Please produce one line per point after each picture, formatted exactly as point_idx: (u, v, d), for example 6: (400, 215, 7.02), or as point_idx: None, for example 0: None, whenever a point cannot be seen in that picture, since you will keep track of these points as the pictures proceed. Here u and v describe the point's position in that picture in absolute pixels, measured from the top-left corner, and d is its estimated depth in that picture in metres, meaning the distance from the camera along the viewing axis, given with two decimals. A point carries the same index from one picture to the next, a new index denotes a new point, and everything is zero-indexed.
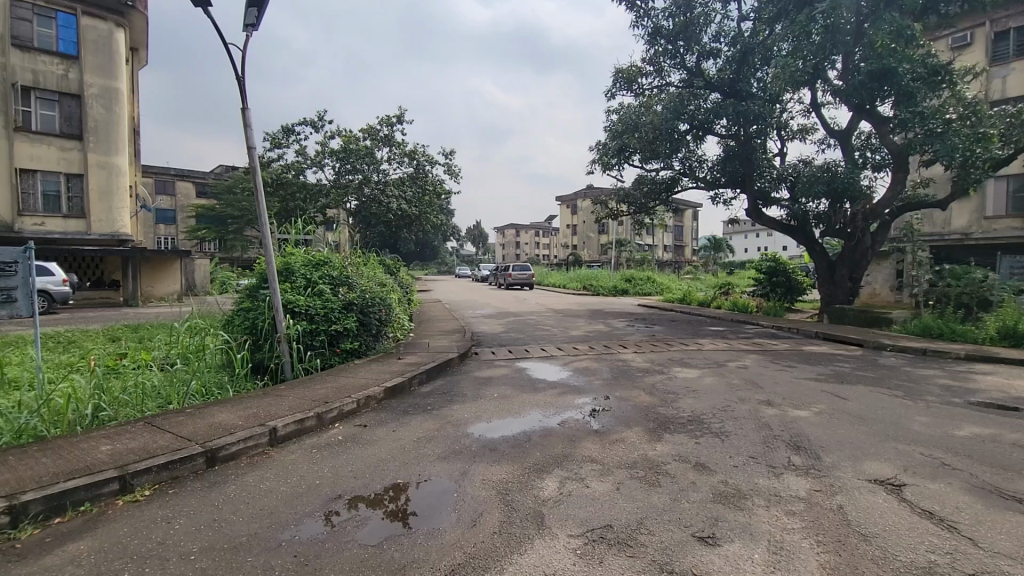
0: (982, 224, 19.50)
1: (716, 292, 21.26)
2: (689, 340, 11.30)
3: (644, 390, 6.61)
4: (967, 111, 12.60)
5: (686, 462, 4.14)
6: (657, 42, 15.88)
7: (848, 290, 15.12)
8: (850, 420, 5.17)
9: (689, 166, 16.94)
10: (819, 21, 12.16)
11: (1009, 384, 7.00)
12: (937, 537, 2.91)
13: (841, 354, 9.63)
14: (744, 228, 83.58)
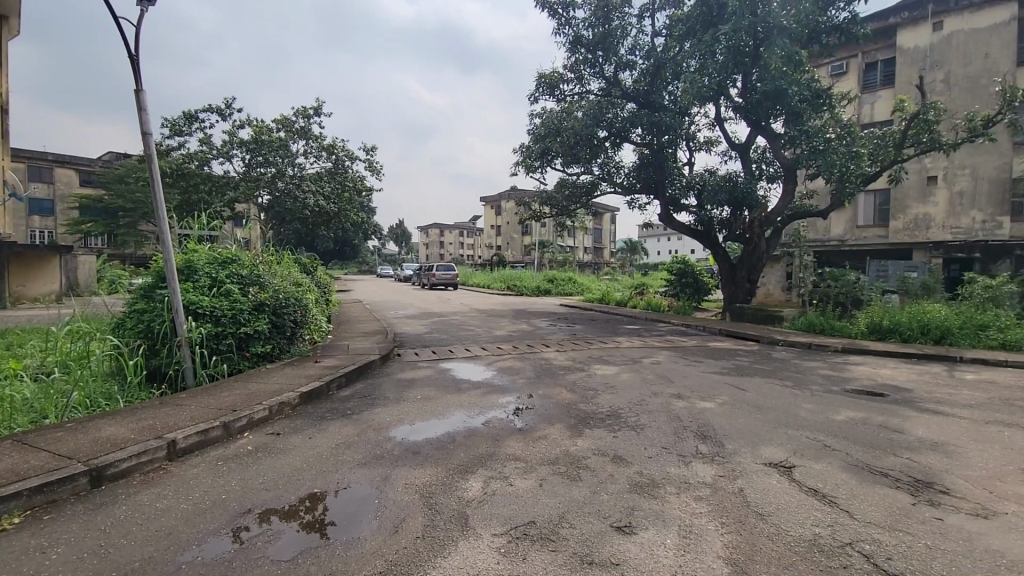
0: (855, 232, 22.21)
1: (632, 292, 22.37)
2: (608, 338, 11.80)
3: (566, 388, 6.81)
4: (843, 132, 14.22)
5: (605, 456, 4.31)
6: (577, 50, 16.41)
7: (747, 290, 16.52)
8: (748, 409, 5.66)
9: (607, 171, 17.66)
10: (722, 42, 13.17)
11: (876, 372, 7.99)
12: (821, 512, 3.26)
13: (741, 349, 10.50)
14: (658, 232, 88.53)
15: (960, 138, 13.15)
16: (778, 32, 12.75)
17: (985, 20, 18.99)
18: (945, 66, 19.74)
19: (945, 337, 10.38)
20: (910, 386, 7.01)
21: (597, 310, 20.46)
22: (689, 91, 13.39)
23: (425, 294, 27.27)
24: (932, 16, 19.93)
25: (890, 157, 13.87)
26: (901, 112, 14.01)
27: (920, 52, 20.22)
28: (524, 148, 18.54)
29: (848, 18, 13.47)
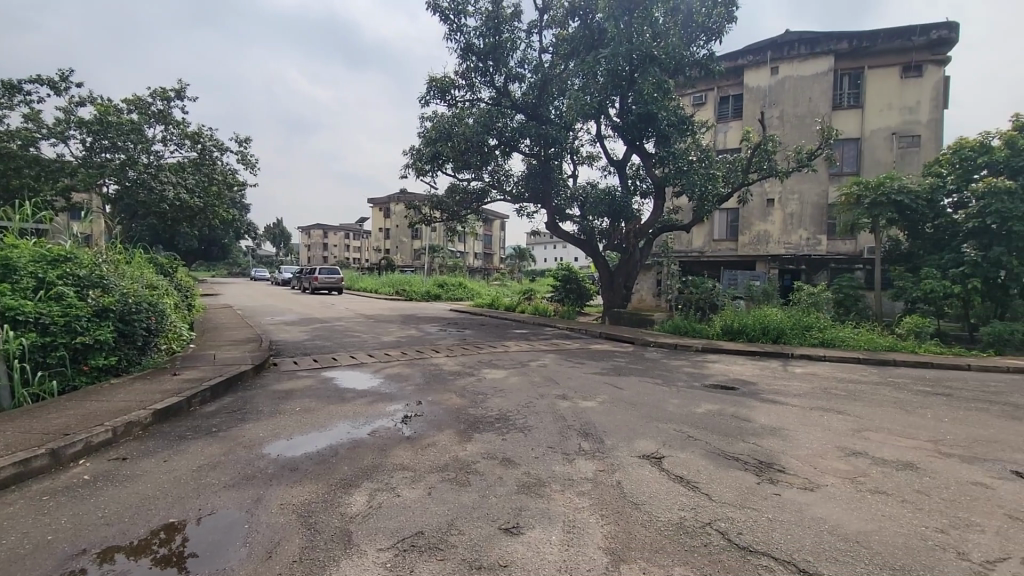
0: (711, 245, 25.04)
1: (519, 297, 22.96)
2: (496, 342, 12.01)
3: (455, 393, 6.79)
4: (703, 156, 15.98)
5: (494, 459, 4.38)
6: (468, 57, 16.57)
7: (623, 296, 17.80)
8: (625, 407, 6.10)
9: (496, 179, 18.00)
10: (602, 65, 14.13)
11: (729, 369, 9.07)
12: (685, 497, 3.61)
13: (618, 351, 11.30)
14: (543, 240, 92.05)
15: (792, 167, 15.42)
16: (650, 61, 13.99)
17: (809, 69, 22.57)
18: (780, 106, 23.10)
19: (781, 336, 12.05)
20: (755, 380, 8.06)
21: (486, 315, 20.70)
22: (573, 108, 14.15)
23: (305, 299, 25.54)
24: (771, 61, 23.24)
25: (740, 180, 15.84)
26: (748, 142, 16.07)
27: (762, 91, 23.45)
28: (414, 151, 18.24)
29: (707, 55, 15.18)
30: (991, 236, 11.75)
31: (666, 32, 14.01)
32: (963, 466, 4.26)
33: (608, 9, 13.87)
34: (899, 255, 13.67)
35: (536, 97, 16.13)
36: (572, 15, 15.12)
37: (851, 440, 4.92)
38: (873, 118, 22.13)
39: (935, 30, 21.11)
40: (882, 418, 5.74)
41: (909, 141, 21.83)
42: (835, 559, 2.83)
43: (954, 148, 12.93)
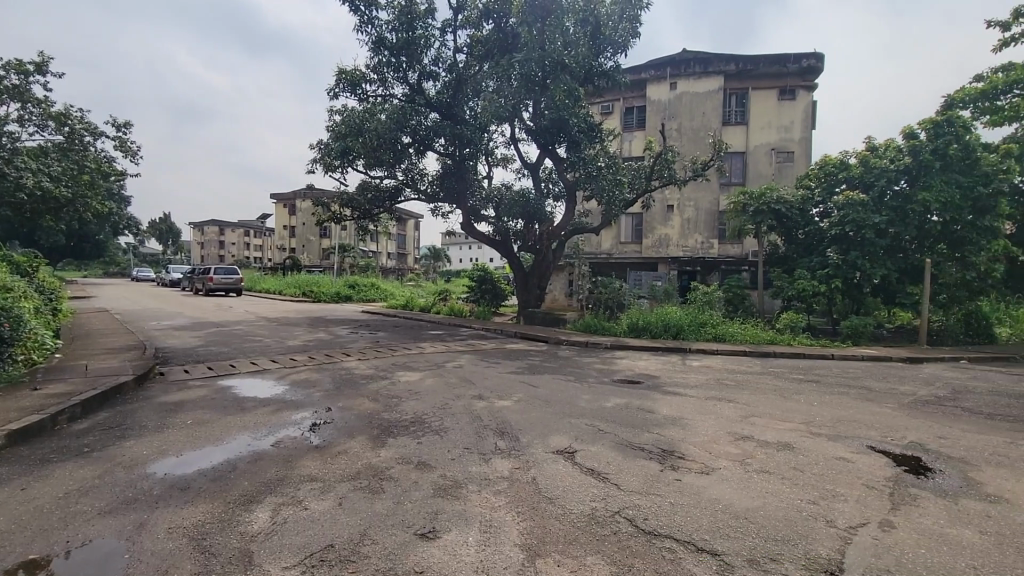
0: (618, 247, 26.37)
1: (434, 297, 22.68)
2: (411, 344, 11.78)
3: (368, 397, 6.56)
4: (610, 162, 16.78)
5: (409, 463, 4.29)
6: (380, 52, 16.11)
7: (537, 296, 18.22)
8: (539, 404, 6.24)
9: (410, 178, 17.64)
10: (516, 68, 14.34)
11: (635, 364, 9.60)
12: (596, 488, 3.77)
13: (533, 350, 11.54)
14: (459, 241, 91.61)
15: (689, 176, 16.64)
16: (561, 68, 14.43)
17: (703, 87, 24.50)
18: (678, 119, 24.85)
19: (680, 332, 12.96)
20: (658, 374, 8.60)
21: (400, 316, 20.21)
22: (488, 109, 14.23)
23: (198, 302, 23.40)
24: (670, 77, 24.90)
25: (644, 186, 16.81)
26: (651, 151, 17.10)
27: (662, 105, 25.08)
28: (322, 145, 17.38)
29: (613, 66, 15.96)
30: (850, 242, 13.49)
31: (576, 42, 14.53)
32: (830, 443, 4.84)
33: (521, 15, 14.13)
34: (777, 258, 15.25)
35: (450, 96, 16.03)
36: (486, 17, 15.20)
37: (741, 425, 5.41)
38: (756, 135, 24.51)
39: (806, 59, 23.74)
40: (766, 404, 6.37)
41: (785, 157, 24.39)
42: (728, 535, 3.09)
43: (821, 164, 14.68)
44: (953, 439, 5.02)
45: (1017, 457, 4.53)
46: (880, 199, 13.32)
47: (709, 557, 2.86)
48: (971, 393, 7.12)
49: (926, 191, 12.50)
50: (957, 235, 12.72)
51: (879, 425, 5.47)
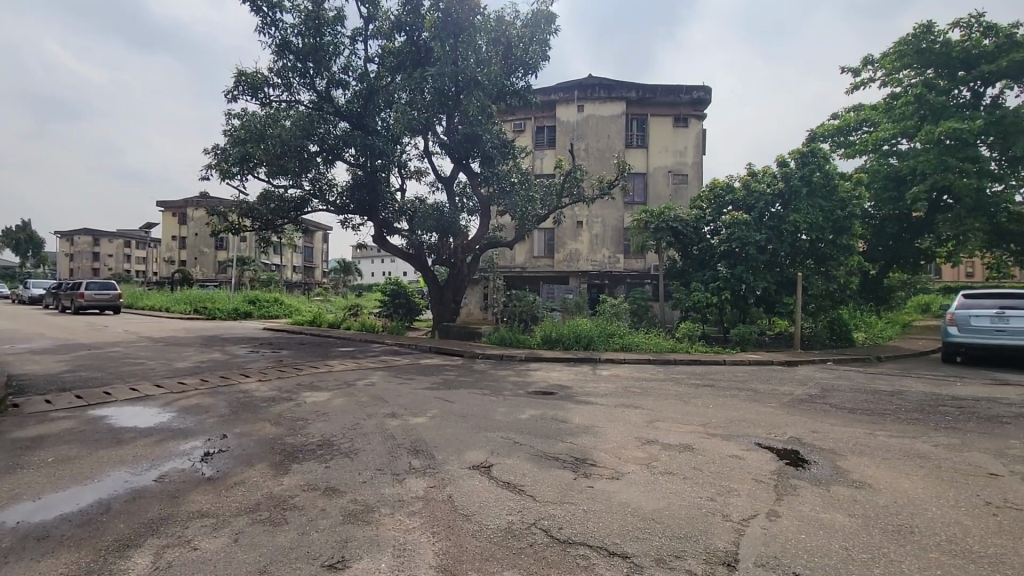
0: (532, 261, 26.98)
1: (344, 313, 21.71)
2: (319, 362, 11.18)
3: (270, 421, 6.10)
4: (523, 178, 17.20)
5: (316, 490, 4.03)
6: (285, 56, 15.39)
7: (453, 309, 18.10)
8: (454, 419, 6.17)
9: (318, 188, 16.87)
10: (429, 82, 14.31)
11: (549, 375, 9.83)
12: (512, 501, 3.78)
13: (448, 364, 11.40)
14: (371, 254, 88.75)
15: (596, 194, 17.46)
16: (474, 85, 14.64)
17: (607, 111, 25.99)
18: (586, 140, 26.09)
19: (590, 343, 13.47)
20: (570, 384, 8.86)
21: (307, 333, 19.10)
22: (400, 121, 14.04)
23: (64, 321, 20.53)
24: (578, 99, 26.13)
25: (555, 203, 17.39)
26: (561, 169, 17.75)
27: (571, 125, 26.22)
28: (218, 150, 16.15)
29: (525, 86, 16.47)
30: (736, 258, 14.87)
31: (489, 61, 14.84)
32: (725, 443, 5.25)
33: (433, 29, 14.18)
34: (675, 271, 16.41)
35: (361, 106, 15.62)
36: (398, 29, 15.08)
37: (647, 430, 5.72)
38: (655, 157, 26.37)
39: (696, 91, 26.01)
40: (668, 409, 6.79)
41: (680, 179, 26.43)
42: (637, 537, 3.23)
43: (711, 187, 16.02)
44: (823, 432, 5.66)
45: (873, 445, 5.21)
46: (761, 219, 14.82)
47: (621, 560, 2.97)
48: (836, 391, 8.08)
49: (796, 212, 14.12)
50: (822, 252, 14.47)
51: (765, 424, 6.04)
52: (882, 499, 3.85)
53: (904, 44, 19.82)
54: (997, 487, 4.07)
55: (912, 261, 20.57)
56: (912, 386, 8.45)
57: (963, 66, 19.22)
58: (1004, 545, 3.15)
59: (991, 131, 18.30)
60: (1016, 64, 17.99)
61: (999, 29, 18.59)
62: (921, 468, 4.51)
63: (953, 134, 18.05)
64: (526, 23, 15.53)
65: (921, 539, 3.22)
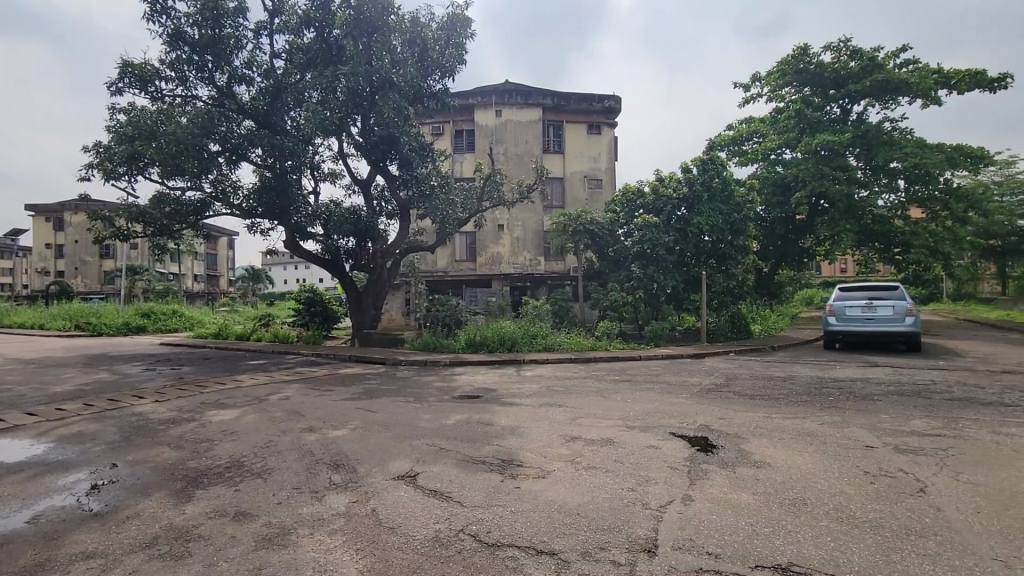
0: (454, 265, 26.84)
1: (254, 323, 20.31)
2: (225, 377, 10.35)
3: (169, 445, 5.55)
4: (442, 181, 17.04)
5: (223, 517, 3.72)
6: (179, 47, 14.17)
7: (373, 316, 17.55)
8: (377, 429, 5.97)
9: (221, 190, 15.67)
10: (342, 81, 13.80)
11: (474, 379, 9.80)
12: (440, 509, 3.71)
13: (369, 373, 11.01)
14: (282, 260, 83.85)
15: (516, 198, 17.64)
16: (390, 86, 14.31)
17: (525, 116, 26.48)
18: (504, 144, 26.39)
19: (514, 345, 13.62)
20: (495, 387, 8.89)
21: (211, 346, 17.64)
22: (311, 121, 13.40)
23: None
24: (495, 104, 26.37)
25: (475, 207, 17.37)
26: (481, 172, 17.76)
27: (489, 130, 26.39)
28: (100, 148, 14.53)
29: (442, 89, 16.35)
30: (649, 258, 15.58)
31: (404, 62, 14.57)
32: (643, 434, 5.51)
33: (345, 26, 13.69)
34: (593, 272, 17.12)
35: (268, 104, 14.73)
36: (307, 25, 14.39)
37: (570, 427, 5.87)
38: (571, 163, 27.24)
39: (608, 100, 27.21)
40: (590, 406, 7.01)
41: (595, 184, 27.49)
42: (563, 533, 3.30)
43: (623, 192, 16.68)
44: (729, 418, 6.12)
45: (772, 427, 5.70)
46: (669, 222, 15.72)
47: (548, 557, 3.02)
48: (739, 380, 8.76)
49: (700, 216, 15.19)
50: (722, 251, 15.63)
51: (678, 414, 6.41)
52: (780, 475, 4.23)
53: (786, 63, 22.02)
54: (871, 457, 4.61)
55: (796, 259, 23.28)
56: (801, 371, 9.35)
57: (833, 85, 21.67)
58: (880, 508, 3.57)
59: (858, 144, 20.78)
60: (875, 85, 20.55)
61: (861, 54, 21.16)
62: (812, 445, 5.00)
63: (827, 146, 20.34)
64: (442, 26, 15.44)
65: (814, 510, 3.57)
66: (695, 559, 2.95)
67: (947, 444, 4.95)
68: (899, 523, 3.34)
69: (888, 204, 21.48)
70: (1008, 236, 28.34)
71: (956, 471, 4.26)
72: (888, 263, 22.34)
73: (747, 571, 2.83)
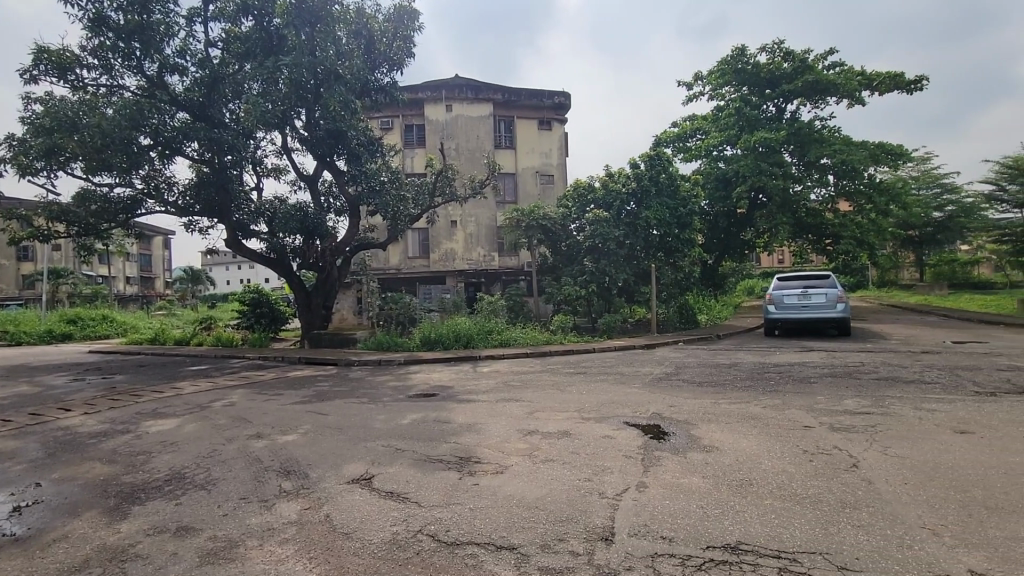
0: (406, 262, 26.38)
1: (194, 327, 19.28)
2: (163, 385, 9.76)
3: (101, 460, 5.18)
4: (393, 177, 16.69)
5: (163, 533, 3.50)
6: (101, 33, 13.17)
7: (323, 316, 17.02)
8: (329, 433, 5.79)
9: (154, 187, 14.73)
10: (283, 72, 13.25)
11: (430, 377, 9.69)
12: (396, 511, 3.64)
13: (320, 375, 10.67)
14: (224, 259, 79.91)
15: (468, 194, 17.46)
16: (335, 78, 13.82)
17: (476, 111, 26.33)
18: (455, 139, 26.16)
19: (470, 341, 13.59)
20: (451, 384, 8.83)
21: (147, 352, 16.61)
22: (251, 114, 12.76)
23: None
24: (445, 99, 26.08)
25: (427, 202, 17.08)
26: (432, 167, 17.47)
27: (439, 125, 26.08)
28: (13, 141, 13.33)
29: (390, 83, 15.96)
30: (600, 252, 15.87)
31: (350, 54, 14.11)
32: (598, 425, 5.62)
33: (286, 15, 13.10)
34: (547, 267, 17.11)
35: (203, 95, 13.93)
36: (244, 12, 13.67)
37: (528, 421, 5.90)
38: (523, 158, 27.33)
39: (557, 96, 27.44)
40: (546, 399, 7.07)
41: (547, 179, 27.70)
42: (522, 527, 3.31)
43: (574, 187, 16.87)
44: (679, 406, 6.33)
45: (719, 412, 5.94)
46: (619, 216, 16.04)
47: (508, 552, 3.02)
48: (687, 368, 9.08)
49: (649, 210, 15.61)
50: (670, 245, 16.12)
51: (632, 403, 6.58)
52: (727, 458, 4.42)
53: (726, 63, 22.95)
54: (810, 436, 4.89)
55: (737, 251, 24.46)
56: (745, 358, 9.80)
57: (769, 85, 22.73)
58: (819, 484, 3.79)
59: (792, 141, 21.92)
60: (806, 85, 21.69)
61: (794, 56, 22.27)
62: (757, 428, 5.24)
63: (764, 143, 21.35)
64: (388, 18, 15.07)
65: (758, 489, 3.74)
66: (651, 544, 3.03)
67: (875, 421, 5.31)
68: (836, 497, 3.56)
69: (821, 198, 22.75)
70: (924, 227, 30.64)
71: (885, 445, 4.58)
72: (820, 253, 23.77)
73: (699, 552, 2.93)
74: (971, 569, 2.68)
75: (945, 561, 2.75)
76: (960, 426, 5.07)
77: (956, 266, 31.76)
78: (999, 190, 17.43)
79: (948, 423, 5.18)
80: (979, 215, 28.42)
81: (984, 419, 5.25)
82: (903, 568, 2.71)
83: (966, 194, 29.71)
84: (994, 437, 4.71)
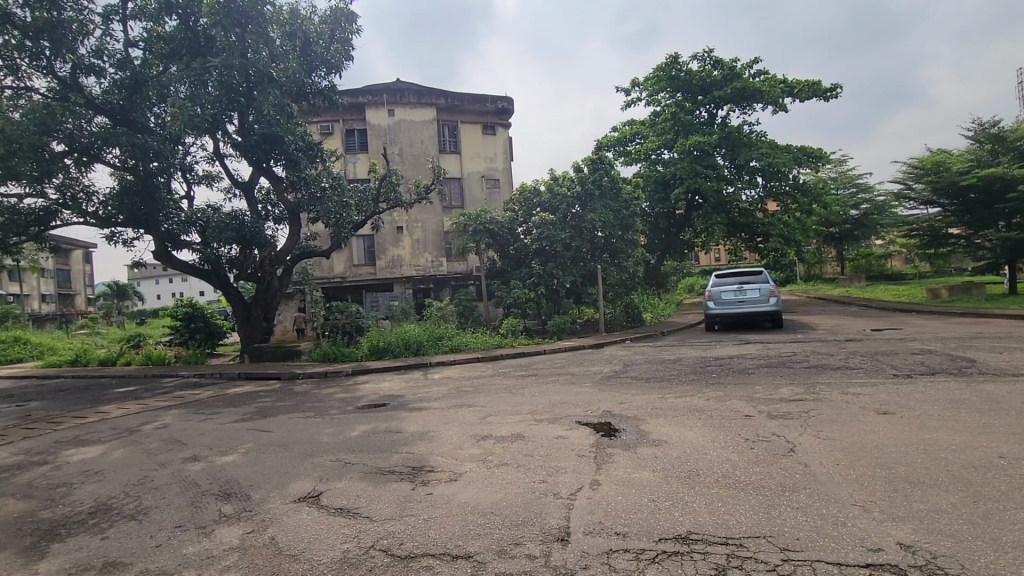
0: (351, 269, 25.79)
1: (121, 346, 17.93)
2: (88, 410, 9.00)
3: (12, 496, 4.67)
4: (335, 182, 16.14)
5: (86, 571, 3.20)
6: (5, 30, 11.98)
7: (264, 329, 16.23)
8: (272, 450, 5.51)
9: (70, 197, 13.65)
10: (213, 74, 12.60)
11: (379, 387, 9.44)
12: (347, 527, 3.50)
13: (263, 390, 10.16)
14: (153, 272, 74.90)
15: (413, 200, 17.06)
16: (268, 82, 13.19)
17: (418, 116, 26.03)
18: (398, 144, 25.81)
19: (420, 348, 13.36)
20: (401, 393, 8.64)
21: (69, 375, 15.33)
22: (177, 118, 12.04)
23: None
24: (388, 103, 25.72)
25: (372, 208, 16.63)
26: (376, 173, 17.01)
27: (382, 129, 25.72)
28: None
29: (328, 86, 15.52)
30: (548, 255, 16.00)
31: (285, 56, 13.58)
32: (550, 426, 5.65)
33: (213, 15, 12.40)
34: (496, 271, 17.08)
35: (124, 98, 13.04)
36: (168, 11, 12.85)
37: (481, 426, 5.84)
38: (468, 163, 27.26)
39: (501, 101, 27.45)
40: (499, 403, 7.05)
41: (493, 183, 27.78)
42: (479, 533, 3.27)
43: (520, 190, 16.89)
44: (628, 402, 6.48)
45: (665, 407, 6.11)
46: (565, 219, 16.20)
47: (464, 561, 2.97)
48: (636, 365, 9.33)
49: (593, 212, 15.82)
50: (614, 246, 16.37)
51: (583, 403, 6.66)
52: (675, 451, 4.56)
53: (660, 70, 23.93)
54: (751, 426, 5.09)
55: (678, 251, 25.42)
56: (688, 353, 10.19)
57: (700, 92, 23.84)
58: (760, 471, 3.98)
59: (724, 145, 23.08)
60: (734, 93, 22.91)
61: (722, 64, 23.46)
62: (700, 420, 5.44)
63: (698, 146, 22.46)
64: (325, 20, 14.67)
65: (705, 478, 3.89)
66: (606, 541, 3.07)
67: (808, 407, 5.65)
68: (776, 481, 3.75)
69: (751, 199, 23.80)
70: (843, 223, 33.10)
71: (818, 430, 4.86)
72: (753, 251, 25.16)
73: (652, 545, 3.00)
74: (898, 540, 2.89)
75: (875, 535, 2.95)
76: (881, 408, 5.46)
77: (871, 259, 34.15)
78: (907, 188, 18.96)
79: (872, 405, 5.57)
80: (888, 211, 31.01)
81: (902, 400, 5.70)
82: (839, 544, 2.88)
83: (879, 192, 32.29)
84: (911, 416, 5.12)
